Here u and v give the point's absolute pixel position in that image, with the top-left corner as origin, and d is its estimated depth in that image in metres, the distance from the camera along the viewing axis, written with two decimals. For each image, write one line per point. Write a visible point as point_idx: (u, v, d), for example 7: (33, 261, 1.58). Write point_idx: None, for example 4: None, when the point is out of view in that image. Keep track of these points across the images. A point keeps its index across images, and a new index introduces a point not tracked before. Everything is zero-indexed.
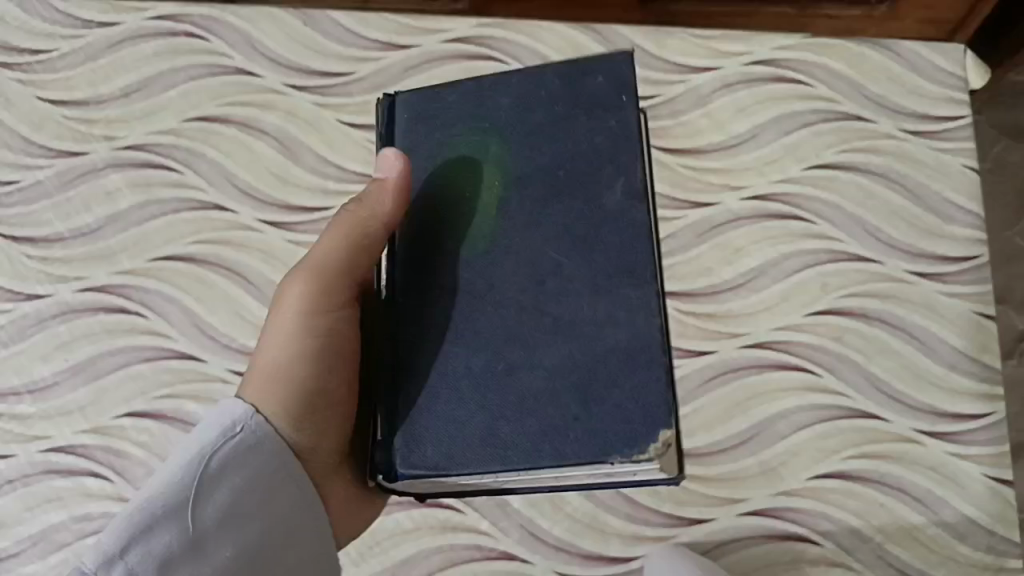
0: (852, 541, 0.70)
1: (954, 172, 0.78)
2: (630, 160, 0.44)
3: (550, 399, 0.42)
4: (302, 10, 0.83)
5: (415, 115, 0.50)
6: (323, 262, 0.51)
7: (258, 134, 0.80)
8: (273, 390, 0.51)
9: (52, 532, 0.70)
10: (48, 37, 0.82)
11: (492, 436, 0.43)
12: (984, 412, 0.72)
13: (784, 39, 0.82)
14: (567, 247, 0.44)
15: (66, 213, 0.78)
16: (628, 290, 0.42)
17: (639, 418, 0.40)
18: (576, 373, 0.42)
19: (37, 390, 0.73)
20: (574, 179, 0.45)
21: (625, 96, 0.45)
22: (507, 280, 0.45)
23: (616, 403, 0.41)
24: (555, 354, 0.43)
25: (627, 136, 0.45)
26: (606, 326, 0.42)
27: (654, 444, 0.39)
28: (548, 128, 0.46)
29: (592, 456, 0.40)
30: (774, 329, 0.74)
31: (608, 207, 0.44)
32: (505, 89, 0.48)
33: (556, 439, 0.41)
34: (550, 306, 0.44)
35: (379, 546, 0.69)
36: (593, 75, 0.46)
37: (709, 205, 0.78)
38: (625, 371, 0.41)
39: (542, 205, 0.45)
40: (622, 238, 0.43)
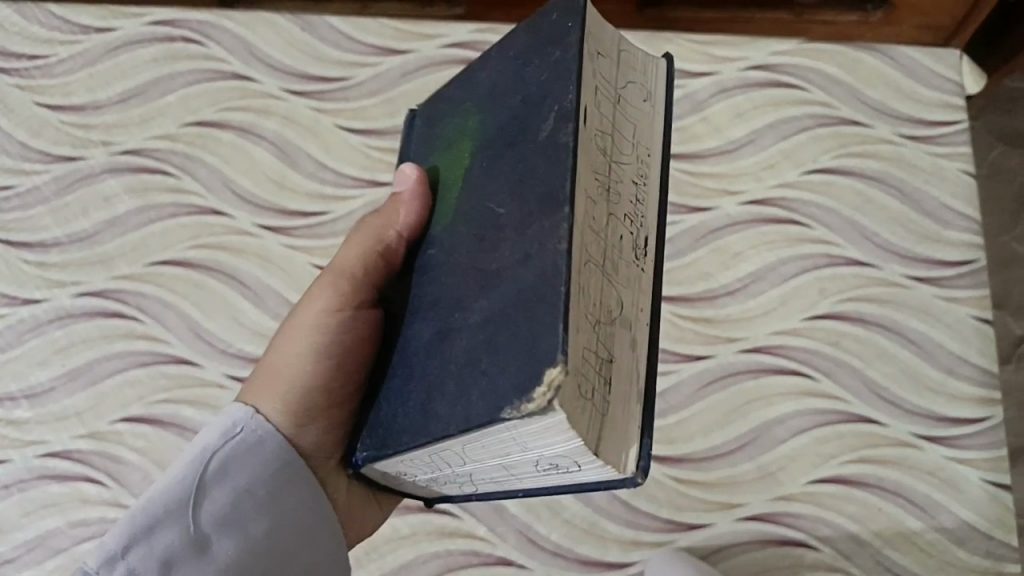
0: (851, 547, 0.69)
1: (951, 177, 0.79)
2: (563, 86, 0.39)
3: (472, 356, 0.38)
4: (300, 16, 0.83)
5: (427, 119, 0.52)
6: (340, 269, 0.51)
7: (255, 139, 0.80)
8: (279, 386, 0.52)
9: (48, 538, 0.69)
10: (47, 43, 0.82)
11: (426, 406, 0.39)
12: (981, 416, 0.72)
13: (780, 45, 0.82)
14: (508, 195, 0.40)
15: (64, 218, 0.78)
16: (544, 223, 0.37)
17: (530, 361, 0.34)
18: (496, 323, 0.37)
19: (34, 395, 0.73)
20: (520, 127, 0.42)
21: (573, 23, 0.40)
22: (461, 246, 0.43)
23: (516, 349, 0.35)
24: (482, 308, 0.39)
25: (565, 63, 0.40)
26: (525, 267, 0.37)
27: (538, 388, 0.33)
28: (511, 86, 0.44)
29: (487, 413, 0.35)
30: (772, 333, 0.74)
31: (542, 142, 0.39)
32: (486, 65, 0.47)
33: (466, 398, 0.37)
34: (488, 260, 0.40)
35: (376, 551, 0.69)
36: (550, 15, 0.42)
37: (706, 209, 0.78)
38: (529, 313, 0.35)
39: (496, 162, 0.43)
40: (547, 170, 0.38)
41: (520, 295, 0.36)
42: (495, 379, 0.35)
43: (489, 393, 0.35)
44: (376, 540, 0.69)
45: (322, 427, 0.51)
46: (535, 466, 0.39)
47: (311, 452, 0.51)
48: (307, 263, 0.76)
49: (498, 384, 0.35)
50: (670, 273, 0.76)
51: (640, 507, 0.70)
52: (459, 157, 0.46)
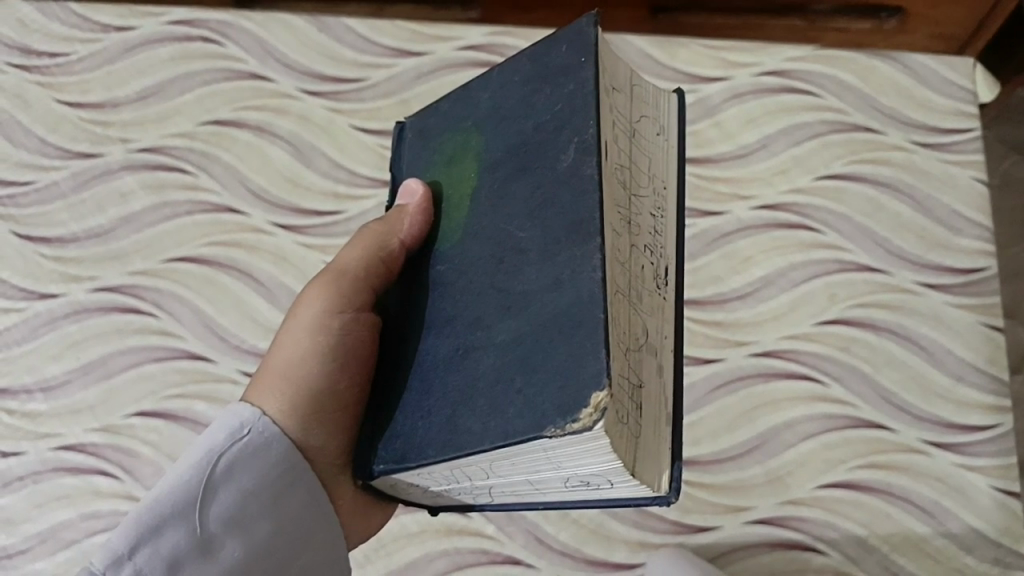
0: (859, 552, 0.69)
1: (962, 184, 0.79)
2: (581, 118, 0.40)
3: (499, 377, 0.38)
4: (317, 17, 0.84)
5: (419, 135, 0.52)
6: (341, 272, 0.51)
7: (271, 138, 0.81)
8: (281, 386, 0.50)
9: (60, 530, 0.70)
10: (66, 40, 0.83)
11: (451, 422, 0.40)
12: (991, 424, 0.72)
13: (793, 51, 0.82)
14: (528, 220, 0.41)
15: (81, 214, 0.79)
16: (572, 251, 0.38)
17: (572, 384, 0.34)
18: (524, 347, 0.38)
19: (48, 388, 0.74)
20: (532, 152, 0.42)
21: (586, 57, 0.41)
22: (476, 266, 0.43)
23: (552, 371, 0.36)
24: (507, 330, 0.39)
25: (580, 95, 0.40)
26: (553, 294, 0.38)
27: (585, 409, 0.33)
28: (518, 111, 0.44)
29: (523, 431, 0.35)
30: (782, 338, 0.74)
31: (561, 170, 0.40)
32: (485, 85, 0.48)
33: (497, 417, 0.37)
34: (510, 283, 0.41)
35: (384, 548, 0.70)
36: (559, 45, 0.43)
37: (717, 214, 0.78)
38: (562, 338, 0.36)
39: (508, 186, 0.43)
40: (571, 198, 0.39)
41: (551, 320, 0.37)
42: (532, 399, 0.36)
43: (525, 412, 0.36)
44: (384, 538, 0.70)
45: (326, 430, 0.50)
46: (564, 482, 0.40)
47: (314, 453, 0.50)
48: (320, 261, 0.77)
49: (535, 405, 0.35)
50: None
51: (649, 509, 0.71)
52: (464, 175, 0.47)
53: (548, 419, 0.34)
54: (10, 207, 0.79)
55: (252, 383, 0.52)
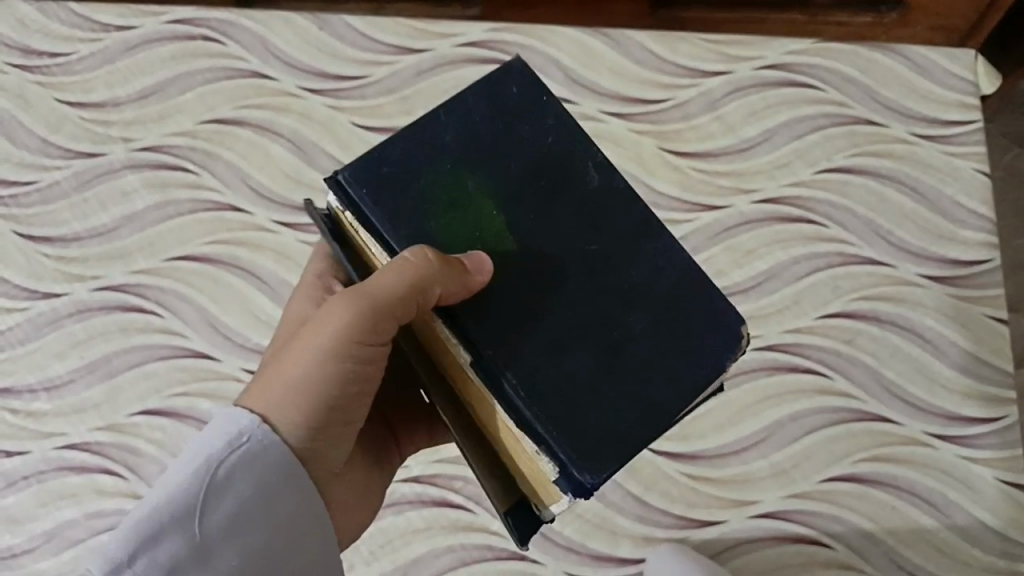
0: (864, 544, 0.69)
1: (965, 176, 0.79)
2: (585, 145, 0.44)
3: (642, 363, 0.40)
4: (317, 15, 0.84)
5: (374, 183, 0.42)
6: (372, 302, 0.44)
7: (273, 136, 0.81)
8: (296, 409, 0.46)
9: (65, 529, 0.70)
10: (67, 40, 0.83)
11: (619, 416, 0.39)
12: (996, 416, 0.72)
13: (795, 44, 0.82)
14: (592, 230, 0.42)
15: (83, 213, 0.79)
16: (653, 242, 0.42)
17: (718, 326, 0.41)
18: (654, 326, 0.41)
19: (52, 387, 0.74)
20: (554, 176, 0.43)
21: (543, 94, 0.44)
22: (557, 284, 0.41)
23: (700, 331, 0.41)
24: (632, 322, 0.41)
25: (567, 125, 0.44)
26: (659, 275, 0.42)
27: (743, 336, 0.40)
28: (505, 148, 0.43)
29: (713, 373, 0.40)
30: (785, 331, 0.74)
31: (595, 188, 0.43)
32: (439, 126, 0.43)
33: (672, 382, 0.40)
34: (603, 286, 0.42)
35: (390, 545, 0.69)
36: (506, 86, 0.44)
37: (720, 207, 0.78)
38: (695, 301, 0.41)
39: (548, 208, 0.43)
40: (621, 203, 0.43)
41: (669, 296, 0.41)
42: (697, 352, 0.40)
43: (693, 368, 0.40)
44: (389, 534, 0.70)
45: (337, 441, 0.48)
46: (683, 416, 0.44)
47: (321, 464, 0.47)
48: None
49: (704, 357, 0.40)
50: None
51: (653, 503, 0.71)
52: (479, 214, 0.43)
53: (726, 356, 0.40)
54: (13, 206, 0.79)
55: (250, 395, 0.47)
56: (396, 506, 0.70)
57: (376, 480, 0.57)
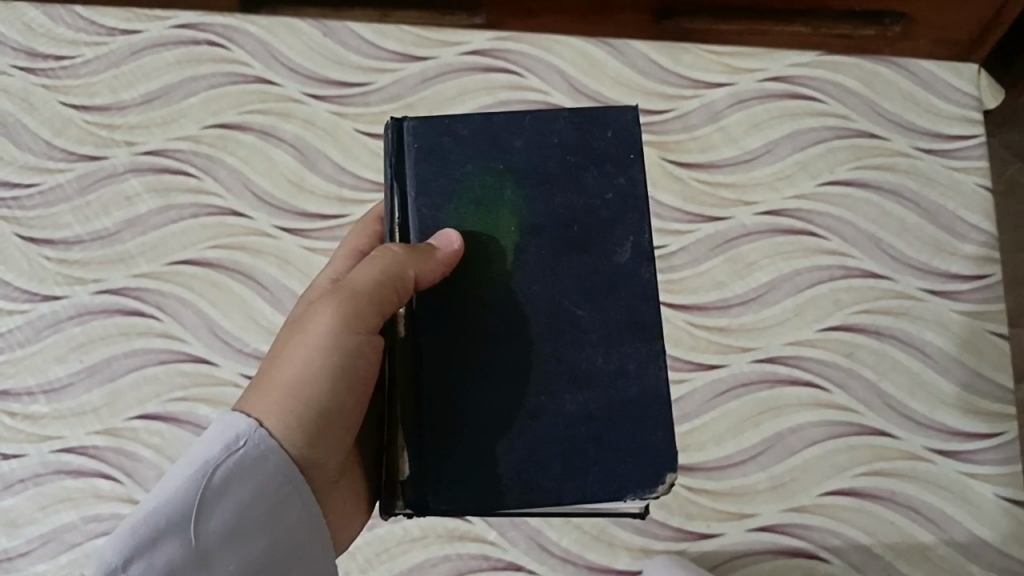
0: (862, 559, 0.69)
1: (968, 191, 0.79)
2: (638, 221, 0.49)
3: (562, 448, 0.45)
4: (322, 21, 0.84)
5: (431, 149, 0.49)
6: (359, 290, 0.47)
7: (276, 142, 0.81)
8: (293, 406, 0.46)
9: (63, 532, 0.70)
10: (72, 44, 0.83)
11: (513, 477, 0.45)
12: (995, 432, 0.72)
13: (798, 57, 0.82)
14: (586, 298, 0.48)
15: (86, 217, 0.79)
16: (638, 345, 0.47)
17: (644, 460, 0.45)
18: (592, 418, 0.46)
19: (51, 390, 0.74)
20: (581, 232, 0.48)
21: (633, 155, 0.50)
22: (531, 329, 0.47)
23: (627, 451, 0.45)
24: (576, 403, 0.46)
25: (636, 198, 0.49)
26: (623, 375, 0.47)
27: (661, 484, 0.45)
28: (562, 180, 0.49)
29: (610, 494, 0.45)
30: (785, 344, 0.74)
31: (618, 264, 0.48)
32: (518, 131, 0.50)
33: (578, 482, 0.45)
34: (573, 355, 0.47)
35: (386, 553, 0.69)
36: (603, 130, 0.50)
37: (721, 218, 0.78)
38: (638, 422, 0.46)
39: (559, 258, 0.48)
40: (627, 292, 0.48)
41: (618, 402, 0.46)
42: (609, 468, 0.45)
43: (601, 481, 0.45)
44: (386, 542, 0.69)
45: (331, 448, 0.48)
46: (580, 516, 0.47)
47: (313, 471, 0.47)
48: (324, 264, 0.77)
49: (613, 477, 0.45)
50: (682, 280, 0.76)
51: (652, 515, 0.70)
52: (495, 221, 0.49)
53: (632, 490, 0.45)
54: (15, 209, 0.79)
55: (248, 399, 0.47)
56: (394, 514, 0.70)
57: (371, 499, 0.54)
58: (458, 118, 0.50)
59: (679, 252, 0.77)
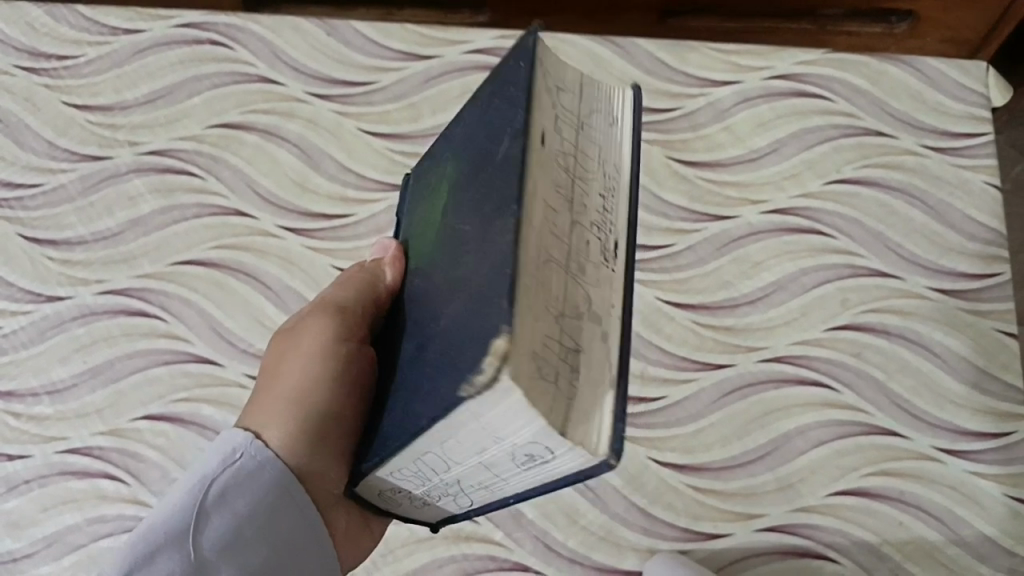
0: (871, 560, 0.69)
1: (976, 189, 0.78)
2: (505, 95, 0.37)
3: (431, 374, 0.37)
4: (326, 21, 0.84)
5: (417, 168, 0.54)
6: (335, 300, 0.50)
7: (280, 142, 0.80)
8: (293, 411, 0.49)
9: (67, 534, 0.69)
10: (75, 43, 0.83)
11: (401, 419, 0.39)
12: (1004, 432, 0.71)
13: (805, 55, 0.82)
14: (467, 208, 0.39)
15: (89, 217, 0.78)
16: (491, 228, 0.35)
17: (476, 352, 0.32)
18: (452, 333, 0.36)
19: (56, 391, 0.74)
20: (474, 147, 0.41)
21: (513, 38, 0.38)
22: (435, 269, 0.42)
23: (466, 348, 0.33)
24: (448, 319, 0.37)
25: (505, 75, 0.38)
26: (479, 268, 0.35)
27: (482, 373, 0.31)
28: (473, 110, 0.43)
29: (448, 406, 0.34)
30: (792, 344, 0.74)
31: (490, 151, 0.38)
32: (463, 104, 0.47)
33: (433, 399, 0.35)
34: (451, 271, 0.38)
35: (391, 554, 0.69)
36: (499, 42, 0.41)
37: (729, 218, 0.77)
38: (481, 314, 0.33)
39: (461, 187, 0.41)
40: (492, 178, 0.36)
41: (469, 300, 0.35)
42: (450, 377, 0.34)
43: (446, 388, 0.34)
44: (392, 543, 0.69)
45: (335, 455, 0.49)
46: (513, 460, 0.36)
47: (314, 479, 0.48)
48: (328, 264, 0.77)
49: (453, 379, 0.34)
50: (689, 280, 0.76)
51: (659, 516, 0.70)
52: (434, 190, 0.46)
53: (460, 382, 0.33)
54: (18, 209, 0.79)
55: (251, 415, 0.50)
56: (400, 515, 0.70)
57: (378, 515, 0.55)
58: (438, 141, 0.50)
59: (685, 251, 0.77)
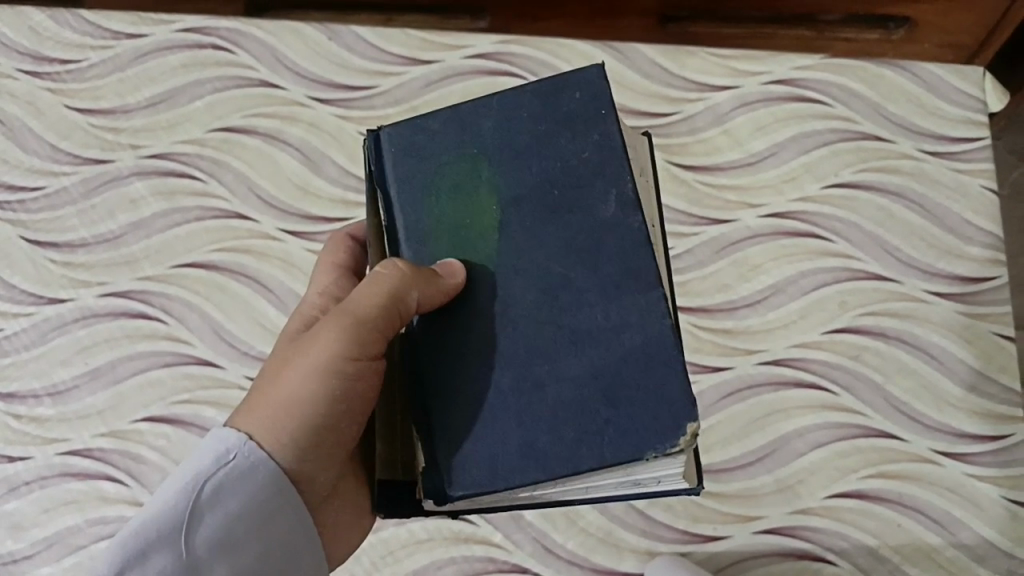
0: (869, 562, 0.69)
1: (974, 194, 0.79)
2: (618, 171, 0.47)
3: (575, 412, 0.44)
4: (327, 25, 0.84)
5: (403, 150, 0.50)
6: (358, 310, 0.47)
7: (281, 145, 0.81)
8: (287, 423, 0.47)
9: (67, 535, 0.70)
10: (77, 47, 0.83)
11: (528, 450, 0.44)
12: (1002, 434, 0.72)
13: (802, 60, 0.82)
14: (576, 260, 0.46)
15: (91, 220, 0.79)
16: (637, 295, 0.45)
17: (663, 410, 0.43)
18: (602, 379, 0.44)
19: (56, 393, 0.74)
20: (561, 193, 0.48)
21: (603, 109, 0.48)
22: (524, 302, 0.46)
23: (641, 406, 0.43)
24: (579, 364, 0.45)
25: (612, 150, 0.48)
26: (626, 327, 0.45)
27: (683, 435, 0.42)
28: (536, 149, 0.48)
29: (631, 453, 0.42)
30: (791, 346, 0.74)
31: (606, 218, 0.47)
32: (486, 112, 0.50)
33: (590, 444, 0.43)
34: (570, 318, 0.46)
35: (391, 556, 0.69)
36: (569, 90, 0.49)
37: (727, 221, 0.78)
38: (653, 374, 0.44)
39: (544, 228, 0.47)
40: (620, 246, 0.46)
41: (629, 356, 0.44)
42: (626, 421, 0.43)
43: (624, 436, 0.43)
44: (391, 544, 0.69)
45: (324, 464, 0.49)
46: (614, 484, 0.45)
47: (306, 484, 0.48)
48: None
49: (629, 434, 0.43)
50: (687, 283, 0.76)
51: (658, 518, 0.70)
52: (479, 209, 0.48)
53: (649, 446, 0.42)
54: (21, 212, 0.79)
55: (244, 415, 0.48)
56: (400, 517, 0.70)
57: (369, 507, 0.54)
58: (428, 114, 0.50)
59: (685, 254, 0.77)
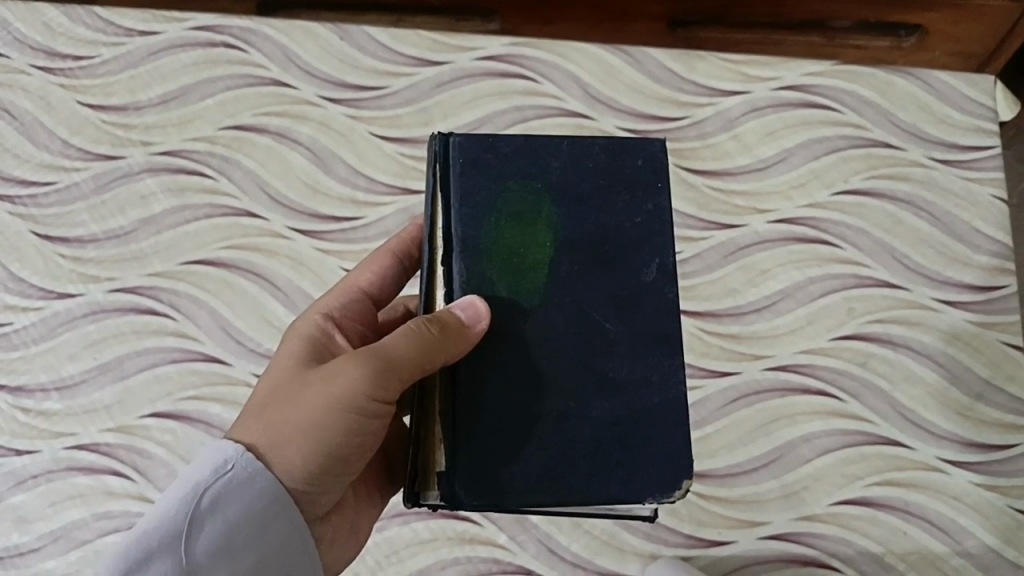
0: (874, 569, 0.69)
1: (983, 202, 0.79)
2: (665, 241, 0.47)
3: (590, 454, 0.43)
4: (339, 25, 0.84)
5: (471, 165, 0.46)
6: (390, 353, 0.45)
7: (292, 144, 0.81)
8: (299, 448, 0.47)
9: (73, 529, 0.70)
10: (90, 44, 0.84)
11: (544, 477, 0.43)
12: (1009, 444, 0.72)
13: (814, 66, 0.82)
14: (614, 312, 0.45)
15: (101, 215, 0.79)
16: (659, 357, 0.45)
17: (664, 465, 0.44)
18: (618, 426, 0.44)
19: (63, 388, 0.74)
20: (609, 248, 0.46)
21: (660, 181, 0.47)
22: (560, 341, 0.45)
23: (649, 459, 0.44)
24: (601, 408, 0.44)
25: (662, 221, 0.47)
26: (646, 386, 0.45)
27: (678, 488, 0.43)
28: (594, 200, 0.47)
29: (631, 498, 0.43)
30: (798, 352, 0.74)
31: (644, 281, 0.46)
32: (554, 152, 0.47)
33: (601, 482, 0.43)
34: (601, 365, 0.45)
35: (396, 555, 0.69)
36: (632, 156, 0.48)
37: (735, 226, 0.78)
38: (661, 432, 0.44)
39: (588, 275, 0.46)
40: (653, 311, 0.46)
41: (643, 413, 0.44)
42: (630, 470, 0.43)
43: (626, 482, 0.43)
44: (395, 545, 0.69)
45: (328, 488, 0.49)
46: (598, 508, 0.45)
47: (307, 504, 0.48)
48: (337, 265, 0.78)
49: (633, 480, 0.43)
50: (695, 287, 0.76)
51: (663, 522, 0.70)
52: (532, 243, 0.46)
53: (649, 493, 0.43)
54: (31, 206, 0.79)
55: (251, 429, 0.47)
56: (405, 516, 0.70)
57: (365, 515, 0.57)
58: (501, 135, 0.47)
59: (692, 259, 0.77)
